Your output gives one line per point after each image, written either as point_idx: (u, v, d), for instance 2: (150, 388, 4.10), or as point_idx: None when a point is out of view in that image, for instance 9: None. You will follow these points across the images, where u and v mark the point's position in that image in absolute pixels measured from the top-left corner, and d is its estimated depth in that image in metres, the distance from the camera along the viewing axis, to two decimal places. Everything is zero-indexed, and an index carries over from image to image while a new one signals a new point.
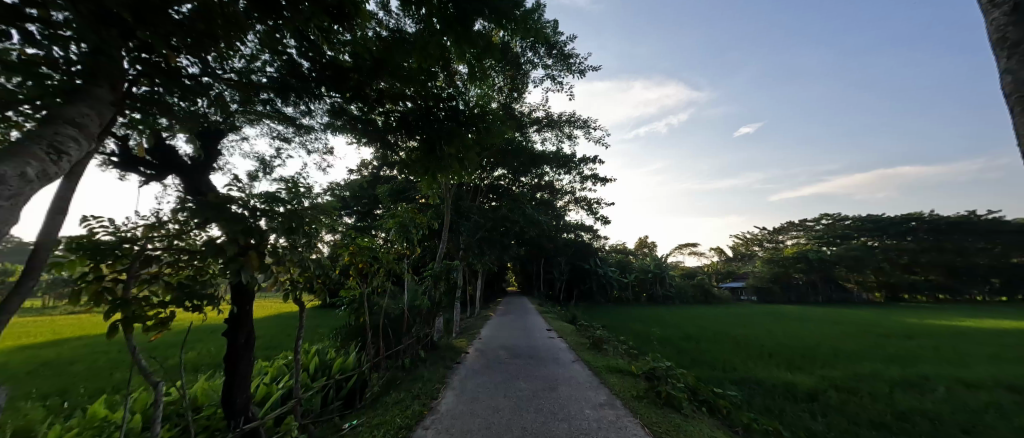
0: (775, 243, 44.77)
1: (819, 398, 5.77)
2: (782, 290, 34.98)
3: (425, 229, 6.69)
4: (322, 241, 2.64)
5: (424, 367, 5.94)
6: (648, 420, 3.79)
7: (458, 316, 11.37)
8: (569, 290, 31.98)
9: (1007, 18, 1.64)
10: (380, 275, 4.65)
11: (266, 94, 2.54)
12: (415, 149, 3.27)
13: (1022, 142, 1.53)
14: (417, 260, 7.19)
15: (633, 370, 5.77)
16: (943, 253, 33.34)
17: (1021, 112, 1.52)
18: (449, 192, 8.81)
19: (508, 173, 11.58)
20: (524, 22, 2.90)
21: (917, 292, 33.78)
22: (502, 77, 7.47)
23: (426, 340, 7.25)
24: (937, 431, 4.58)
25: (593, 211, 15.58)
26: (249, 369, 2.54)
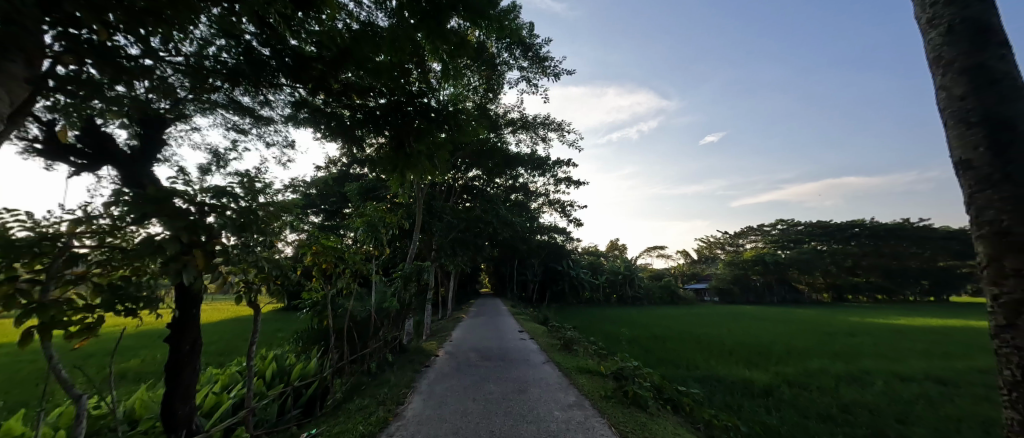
0: (736, 246, 47.16)
1: (773, 393, 6.10)
2: (741, 291, 36.92)
3: (396, 229, 6.50)
4: (281, 240, 2.47)
5: (391, 371, 5.75)
6: (615, 419, 3.84)
7: (428, 318, 11.15)
8: (541, 291, 32.25)
9: (942, 38, 1.81)
10: (345, 277, 4.46)
11: (220, 82, 2.36)
12: (384, 147, 3.17)
13: (956, 151, 1.75)
14: (387, 261, 6.99)
15: (602, 370, 5.86)
16: (882, 257, 36.35)
17: (953, 126, 1.75)
18: (422, 192, 8.63)
19: (482, 174, 11.50)
20: (498, 21, 2.91)
21: (859, 293, 36.62)
22: (477, 77, 7.43)
23: (395, 343, 7.04)
24: (875, 422, 4.95)
25: (566, 213, 15.78)
26: (194, 378, 2.34)
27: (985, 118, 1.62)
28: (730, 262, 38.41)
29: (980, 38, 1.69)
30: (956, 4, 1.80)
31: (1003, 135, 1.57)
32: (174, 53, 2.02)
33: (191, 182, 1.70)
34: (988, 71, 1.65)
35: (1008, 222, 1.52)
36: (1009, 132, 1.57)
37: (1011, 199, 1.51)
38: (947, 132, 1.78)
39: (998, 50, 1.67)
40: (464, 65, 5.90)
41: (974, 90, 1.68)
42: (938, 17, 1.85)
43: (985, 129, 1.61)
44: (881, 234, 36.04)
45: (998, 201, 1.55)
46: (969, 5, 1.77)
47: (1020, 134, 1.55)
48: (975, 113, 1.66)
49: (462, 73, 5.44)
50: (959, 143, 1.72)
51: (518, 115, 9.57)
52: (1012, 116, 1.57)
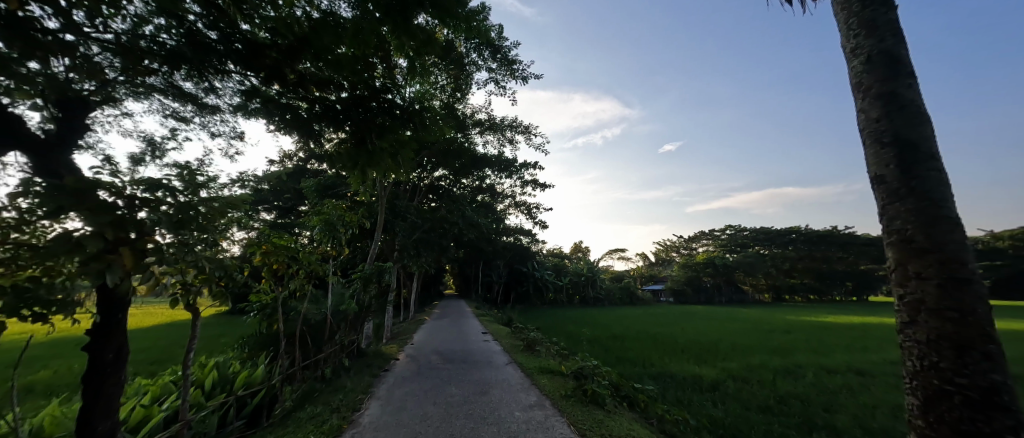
0: (690, 250, 49.93)
1: (719, 387, 6.52)
2: (694, 292, 39.13)
3: (356, 228, 6.26)
4: (227, 238, 2.29)
5: (347, 377, 5.49)
6: (573, 418, 3.93)
7: (389, 321, 10.81)
8: (506, 293, 32.33)
9: (863, 67, 2.03)
10: (299, 278, 4.23)
11: (157, 65, 2.15)
12: (345, 143, 3.06)
13: (872, 167, 1.98)
14: (345, 262, 6.70)
15: (563, 370, 5.97)
16: (815, 260, 40.03)
17: (869, 146, 1.98)
18: (385, 190, 8.37)
19: (448, 174, 11.36)
20: (467, 21, 2.89)
21: (795, 293, 40.03)
22: (445, 76, 7.34)
23: (352, 348, 6.75)
24: (806, 410, 5.44)
25: (531, 215, 15.95)
26: (118, 390, 2.10)
27: (895, 140, 1.85)
28: (684, 265, 40.63)
29: (893, 68, 1.92)
30: (874, 36, 2.03)
31: (909, 155, 1.80)
32: (103, 30, 1.82)
33: (120, 173, 1.54)
34: (898, 97, 1.88)
35: (911, 233, 1.74)
36: (912, 152, 1.81)
37: (914, 212, 1.74)
38: (865, 150, 2.00)
39: (906, 80, 1.90)
40: (432, 63, 5.80)
41: (887, 114, 1.90)
42: (860, 47, 2.07)
43: (895, 150, 1.83)
44: (815, 240, 39.68)
45: (903, 214, 1.78)
46: (885, 37, 2.00)
47: (922, 154, 1.78)
48: (887, 135, 1.89)
49: (429, 71, 5.35)
50: (875, 161, 1.94)
51: (486, 116, 9.56)
52: (916, 139, 1.80)
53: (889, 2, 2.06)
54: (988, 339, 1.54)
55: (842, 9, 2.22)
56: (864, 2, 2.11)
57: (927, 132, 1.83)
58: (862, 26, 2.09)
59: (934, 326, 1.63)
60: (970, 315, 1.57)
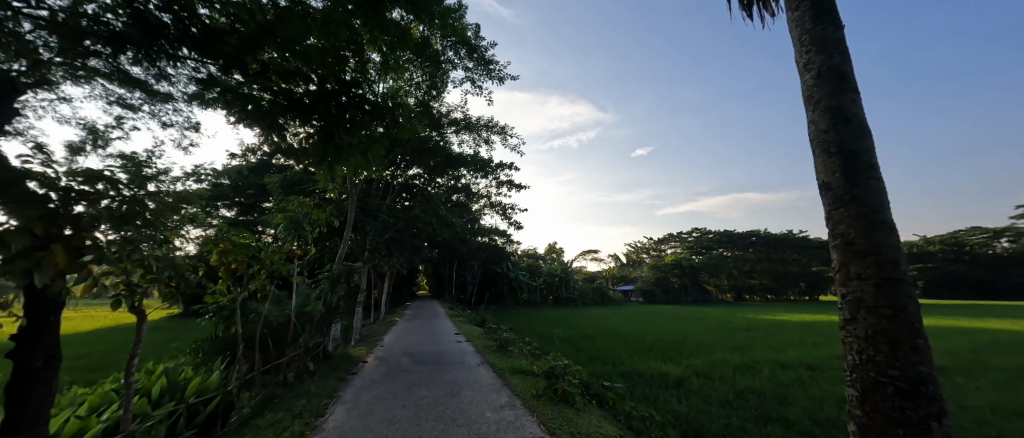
0: (659, 252, 51.64)
1: (683, 383, 6.79)
2: (662, 292, 40.49)
3: (324, 227, 6.03)
4: (180, 235, 2.14)
5: (312, 382, 5.28)
6: (544, 417, 3.97)
7: (358, 323, 10.49)
8: (480, 293, 32.20)
9: (813, 81, 2.18)
10: (260, 278, 4.01)
11: (99, 46, 1.98)
12: (312, 137, 2.96)
13: (820, 176, 2.12)
14: (311, 261, 6.44)
15: (535, 370, 6.01)
16: (772, 262, 42.48)
17: (818, 155, 2.12)
18: (356, 188, 8.13)
19: (423, 173, 11.18)
20: (443, 18, 2.85)
21: (755, 293, 42.26)
22: (420, 73, 7.22)
23: (318, 351, 6.49)
24: (762, 404, 5.76)
25: (506, 216, 15.97)
26: (47, 400, 1.91)
27: (840, 150, 1.99)
28: (654, 266, 41.99)
29: (839, 84, 2.06)
30: (824, 53, 2.18)
31: (852, 164, 1.94)
32: (36, 5, 1.66)
33: (53, 162, 1.41)
34: (843, 111, 2.03)
35: (853, 236, 1.88)
36: (854, 162, 1.96)
37: (855, 217, 1.88)
38: (814, 158, 2.15)
39: (851, 95, 2.05)
40: (407, 60, 5.69)
41: (833, 125, 2.04)
42: (812, 62, 2.21)
43: (840, 159, 1.98)
44: (773, 243, 42.08)
45: (846, 219, 1.92)
46: (833, 54, 2.15)
47: (863, 164, 1.93)
48: (834, 145, 2.03)
49: (403, 68, 5.24)
50: (823, 169, 2.08)
51: (461, 116, 9.49)
52: (858, 150, 1.95)
53: (837, 21, 2.22)
54: (916, 334, 1.69)
55: (797, 26, 2.36)
56: (815, 21, 2.26)
57: (869, 145, 1.99)
58: (814, 43, 2.23)
59: (871, 323, 1.78)
60: (901, 312, 1.71)
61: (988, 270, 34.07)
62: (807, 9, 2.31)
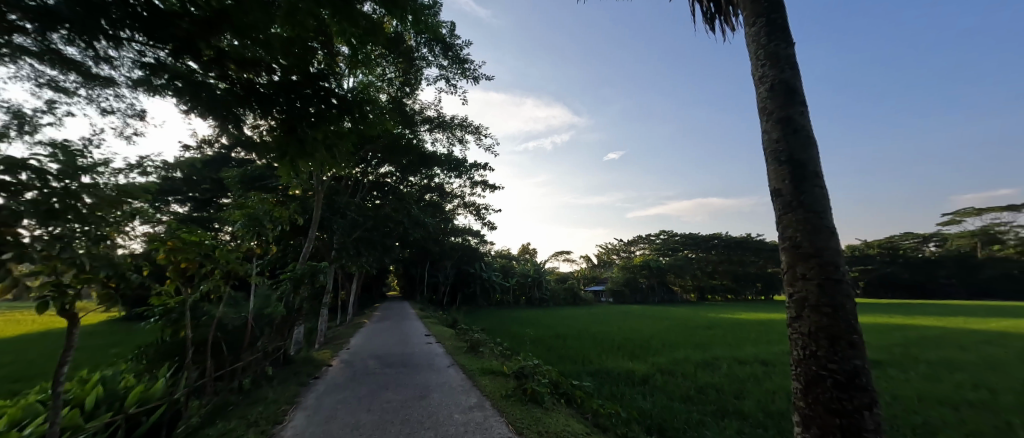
0: (629, 253, 53.19)
1: (649, 380, 7.03)
2: (630, 293, 41.72)
3: (287, 225, 5.75)
4: (123, 232, 1.98)
5: (270, 388, 5.01)
6: (512, 417, 3.98)
7: (323, 325, 10.08)
8: (452, 294, 31.86)
9: (767, 93, 2.31)
10: (214, 279, 3.78)
11: (28, 23, 1.79)
12: (274, 130, 2.83)
13: (771, 182, 2.26)
14: (272, 261, 6.13)
15: (505, 370, 6.02)
16: (733, 263, 44.80)
17: (770, 162, 2.25)
18: (322, 185, 7.81)
19: (394, 171, 10.93)
20: (415, 14, 2.80)
21: (716, 293, 44.42)
22: (393, 69, 7.05)
23: (278, 355, 6.17)
24: (720, 398, 6.06)
25: (480, 216, 15.91)
26: None
27: (790, 158, 2.13)
28: (623, 267, 43.21)
29: (789, 97, 2.21)
30: (776, 67, 2.32)
31: (799, 172, 2.09)
32: None
33: None
34: (793, 122, 2.17)
35: (800, 240, 2.01)
36: (801, 170, 2.10)
37: (802, 222, 2.01)
38: (767, 166, 2.28)
39: (800, 108, 2.20)
40: (379, 55, 5.54)
41: (784, 135, 2.18)
42: (766, 76, 2.35)
43: (789, 168, 2.12)
44: (733, 246, 44.36)
45: (794, 224, 2.06)
46: (785, 69, 2.30)
47: (809, 172, 2.07)
48: (784, 154, 2.17)
49: (373, 63, 5.09)
50: (774, 176, 2.21)
51: (435, 114, 9.36)
52: (805, 160, 2.10)
53: (789, 39, 2.37)
54: (853, 330, 1.83)
55: (753, 41, 2.51)
56: (769, 37, 2.40)
57: (814, 155, 2.13)
58: (768, 57, 2.38)
59: (815, 321, 1.91)
60: (840, 310, 1.86)
61: (918, 272, 37.57)
62: (763, 25, 2.45)
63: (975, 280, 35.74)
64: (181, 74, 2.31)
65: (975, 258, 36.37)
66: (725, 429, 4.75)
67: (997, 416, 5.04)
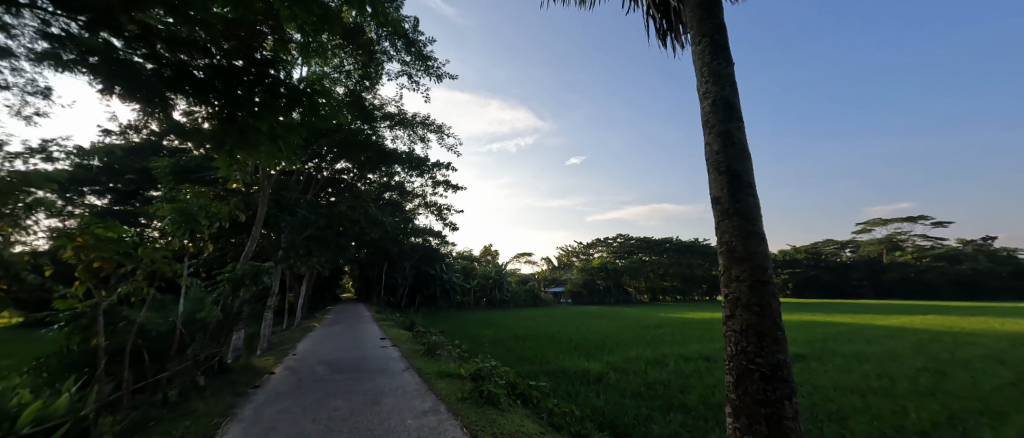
0: (588, 255, 54.82)
1: (602, 378, 7.26)
2: (588, 294, 42.97)
3: (227, 221, 5.29)
4: (20, 228, 1.74)
5: (200, 400, 4.56)
6: (467, 420, 3.95)
7: (267, 330, 9.38)
8: (411, 296, 31.02)
9: (710, 108, 2.49)
10: (135, 281, 3.39)
11: None
12: (211, 118, 2.60)
13: (713, 189, 2.42)
14: (208, 261, 5.62)
15: (462, 372, 5.94)
16: (682, 266, 47.65)
17: (712, 172, 2.41)
18: (270, 180, 7.29)
19: (351, 168, 10.46)
20: (374, 6, 2.71)
21: (667, 294, 46.98)
22: (352, 61, 6.76)
23: (212, 363, 5.64)
24: (666, 393, 6.41)
25: (441, 217, 15.64)
26: None
27: (728, 169, 2.30)
28: (582, 268, 44.49)
29: (729, 113, 2.39)
30: (718, 84, 2.50)
31: (735, 182, 2.27)
32: None
33: None
34: (731, 135, 2.35)
35: (735, 245, 2.18)
36: (738, 180, 2.28)
37: (737, 228, 2.18)
38: (708, 175, 2.45)
39: (737, 123, 2.39)
40: (336, 45, 5.26)
41: (723, 148, 2.36)
42: (709, 91, 2.53)
43: (727, 177, 2.29)
44: (683, 249, 47.18)
45: (730, 230, 2.23)
46: (725, 86, 2.48)
47: (744, 182, 2.25)
48: (724, 165, 2.34)
49: (328, 52, 4.82)
50: (715, 185, 2.37)
51: (396, 110, 9.07)
52: (741, 171, 2.28)
53: (729, 59, 2.57)
54: (777, 327, 2.02)
55: (699, 59, 2.69)
56: (714, 56, 2.59)
57: (749, 166, 2.32)
58: (711, 75, 2.56)
59: (746, 319, 2.08)
60: (766, 309, 2.04)
61: (836, 274, 42.20)
62: (707, 45, 2.64)
63: (881, 281, 40.73)
64: (95, 48, 2.00)
65: (881, 262, 41.55)
66: (671, 421, 5.03)
67: (894, 401, 5.76)
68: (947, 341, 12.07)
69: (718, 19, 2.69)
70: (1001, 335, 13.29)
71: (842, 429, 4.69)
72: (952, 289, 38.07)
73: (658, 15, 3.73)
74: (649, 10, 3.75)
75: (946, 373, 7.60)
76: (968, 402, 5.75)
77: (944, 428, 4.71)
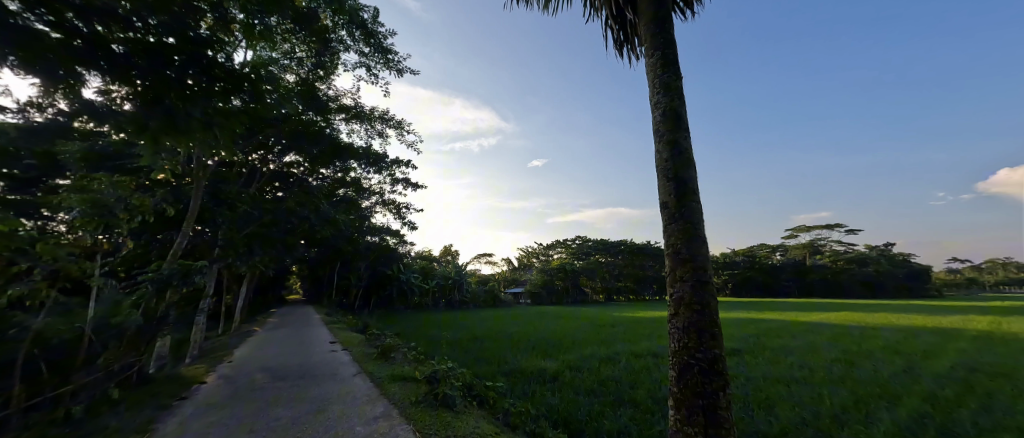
0: (547, 256, 55.80)
1: (558, 377, 7.41)
2: (546, 294, 43.93)
3: (152, 215, 4.73)
4: None
5: (114, 416, 4.04)
6: (421, 424, 3.85)
7: (199, 335, 8.55)
8: (365, 297, 29.74)
9: (662, 119, 2.62)
10: (31, 283, 2.92)
11: None
12: (131, 99, 2.30)
13: (662, 193, 2.54)
14: (128, 260, 5.01)
15: (417, 375, 5.78)
16: (635, 267, 49.97)
17: (662, 178, 2.54)
18: (206, 171, 6.63)
19: (302, 161, 9.84)
20: None
21: (620, 294, 49.04)
22: (304, 48, 6.32)
23: (129, 374, 5.02)
24: (617, 388, 6.69)
25: (399, 215, 15.16)
26: None
27: (675, 176, 2.45)
28: (542, 269, 45.33)
29: (676, 123, 2.54)
30: (668, 96, 2.65)
31: (682, 189, 2.41)
32: None
33: None
34: (678, 144, 2.50)
35: (680, 247, 2.32)
36: (683, 186, 2.43)
37: (682, 232, 2.32)
38: (657, 181, 2.58)
39: (684, 133, 2.54)
40: (285, 29, 4.90)
41: (671, 156, 2.50)
42: (660, 102, 2.68)
43: (674, 184, 2.43)
44: (636, 251, 49.46)
45: (675, 233, 2.37)
46: (675, 98, 2.63)
47: (689, 189, 2.41)
48: (671, 172, 2.48)
49: (276, 36, 4.48)
50: (664, 189, 2.50)
51: (352, 103, 8.65)
52: (686, 178, 2.43)
53: (678, 73, 2.73)
54: (715, 324, 2.17)
55: (651, 70, 2.84)
56: (664, 69, 2.74)
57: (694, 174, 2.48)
58: (663, 87, 2.70)
59: (688, 316, 2.22)
60: (705, 307, 2.19)
61: (768, 275, 46.45)
62: (659, 58, 2.79)
63: (805, 282, 45.36)
64: None
65: (805, 265, 46.33)
66: (621, 416, 5.24)
67: (813, 389, 6.43)
68: (856, 334, 13.71)
69: (668, 35, 2.85)
70: (898, 328, 15.33)
71: (771, 416, 5.14)
72: (860, 289, 43.36)
73: (616, 27, 3.88)
74: (608, 21, 3.89)
75: (854, 363, 8.62)
76: (871, 387, 6.55)
77: (852, 411, 5.34)
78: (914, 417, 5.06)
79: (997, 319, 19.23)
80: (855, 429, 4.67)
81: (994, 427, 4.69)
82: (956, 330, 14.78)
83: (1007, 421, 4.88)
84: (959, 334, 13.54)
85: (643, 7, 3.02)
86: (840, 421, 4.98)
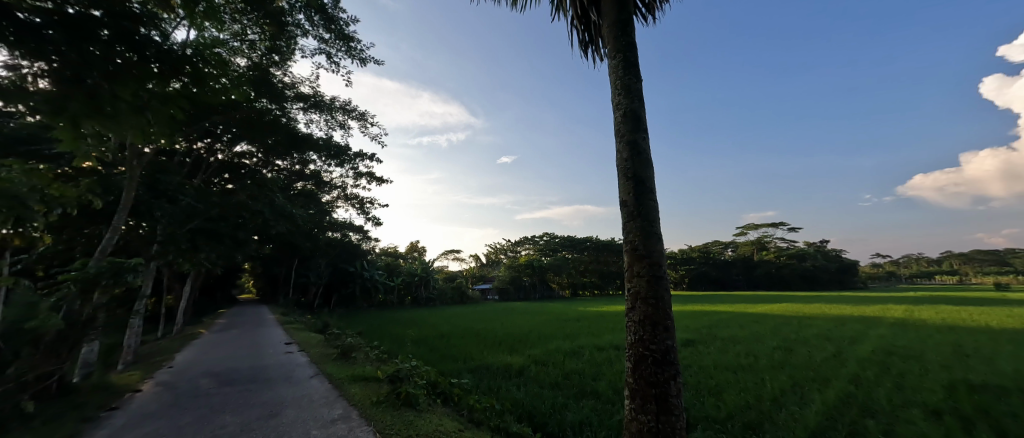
0: (515, 253, 56.29)
1: (523, 372, 7.48)
2: (513, 289, 44.42)
3: (74, 207, 4.21)
4: None
5: (27, 432, 3.57)
6: (382, 424, 3.76)
7: (133, 339, 7.82)
8: (326, 295, 28.50)
9: (624, 123, 2.69)
10: None
11: None
12: (44, 75, 2.01)
13: (626, 191, 2.57)
14: (38, 259, 4.38)
15: (379, 375, 5.62)
16: (600, 263, 51.48)
17: (625, 178, 2.60)
18: (141, 160, 6.01)
19: (255, 151, 9.22)
20: None
21: (586, 289, 50.31)
22: (257, 30, 5.84)
23: (48, 385, 4.45)
24: (580, 381, 6.88)
25: (361, 209, 14.63)
26: None
27: (634, 175, 2.54)
28: (509, 266, 45.60)
29: (635, 124, 2.64)
30: (629, 97, 2.74)
31: (640, 188, 2.51)
32: None
33: None
34: (638, 145, 2.59)
35: (638, 244, 2.41)
36: (642, 186, 2.52)
37: (639, 229, 2.42)
38: (618, 180, 2.66)
39: (642, 134, 2.63)
40: (236, 10, 4.60)
41: (631, 156, 2.58)
42: (621, 105, 2.75)
43: (632, 183, 2.52)
44: (601, 248, 50.92)
45: (634, 231, 2.46)
46: (635, 100, 2.73)
47: (647, 188, 2.51)
48: (631, 172, 2.57)
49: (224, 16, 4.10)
50: (627, 188, 2.56)
51: (310, 92, 8.18)
52: (644, 177, 2.52)
53: (638, 76, 2.83)
54: (668, 317, 2.29)
55: (613, 72, 2.91)
56: (625, 71, 2.83)
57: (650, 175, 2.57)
58: (623, 88, 2.79)
59: (644, 311, 2.32)
60: (660, 301, 2.31)
61: (720, 270, 49.57)
62: (620, 60, 2.87)
63: (752, 276, 48.90)
64: None
65: (753, 260, 49.86)
66: (583, 408, 5.38)
67: (757, 375, 6.95)
68: (794, 323, 14.98)
69: (629, 38, 2.94)
70: (829, 318, 16.93)
71: (719, 402, 5.48)
72: (798, 281, 47.53)
73: (581, 27, 3.96)
74: (573, 21, 3.96)
75: (791, 350, 9.41)
76: (805, 371, 7.20)
77: (789, 394, 5.83)
78: (840, 397, 5.61)
79: (911, 308, 21.71)
80: (791, 410, 5.10)
81: (904, 403, 5.31)
82: (876, 318, 16.52)
83: (915, 397, 5.52)
84: (879, 322, 15.17)
85: (606, 10, 3.10)
86: (778, 404, 5.41)
